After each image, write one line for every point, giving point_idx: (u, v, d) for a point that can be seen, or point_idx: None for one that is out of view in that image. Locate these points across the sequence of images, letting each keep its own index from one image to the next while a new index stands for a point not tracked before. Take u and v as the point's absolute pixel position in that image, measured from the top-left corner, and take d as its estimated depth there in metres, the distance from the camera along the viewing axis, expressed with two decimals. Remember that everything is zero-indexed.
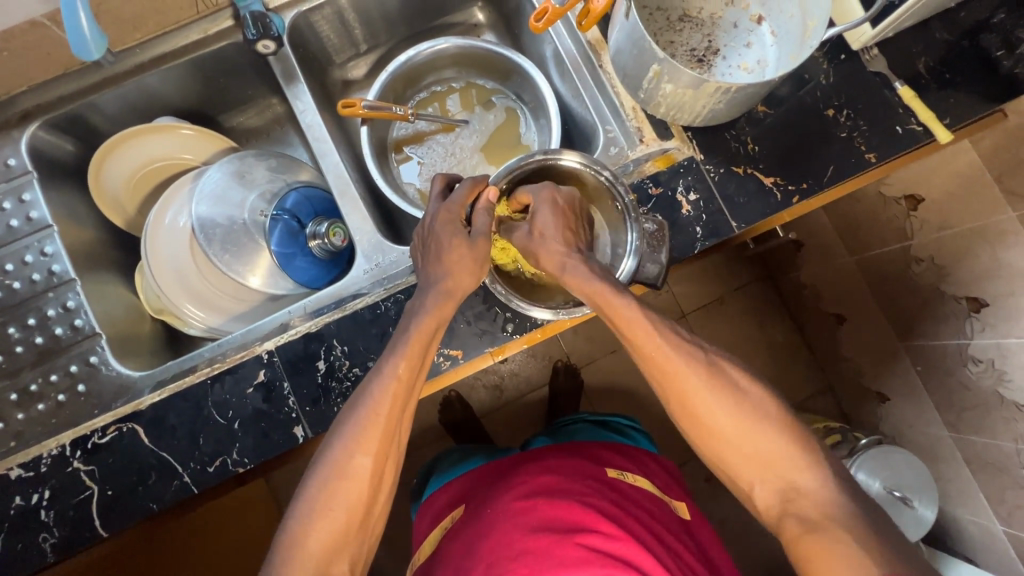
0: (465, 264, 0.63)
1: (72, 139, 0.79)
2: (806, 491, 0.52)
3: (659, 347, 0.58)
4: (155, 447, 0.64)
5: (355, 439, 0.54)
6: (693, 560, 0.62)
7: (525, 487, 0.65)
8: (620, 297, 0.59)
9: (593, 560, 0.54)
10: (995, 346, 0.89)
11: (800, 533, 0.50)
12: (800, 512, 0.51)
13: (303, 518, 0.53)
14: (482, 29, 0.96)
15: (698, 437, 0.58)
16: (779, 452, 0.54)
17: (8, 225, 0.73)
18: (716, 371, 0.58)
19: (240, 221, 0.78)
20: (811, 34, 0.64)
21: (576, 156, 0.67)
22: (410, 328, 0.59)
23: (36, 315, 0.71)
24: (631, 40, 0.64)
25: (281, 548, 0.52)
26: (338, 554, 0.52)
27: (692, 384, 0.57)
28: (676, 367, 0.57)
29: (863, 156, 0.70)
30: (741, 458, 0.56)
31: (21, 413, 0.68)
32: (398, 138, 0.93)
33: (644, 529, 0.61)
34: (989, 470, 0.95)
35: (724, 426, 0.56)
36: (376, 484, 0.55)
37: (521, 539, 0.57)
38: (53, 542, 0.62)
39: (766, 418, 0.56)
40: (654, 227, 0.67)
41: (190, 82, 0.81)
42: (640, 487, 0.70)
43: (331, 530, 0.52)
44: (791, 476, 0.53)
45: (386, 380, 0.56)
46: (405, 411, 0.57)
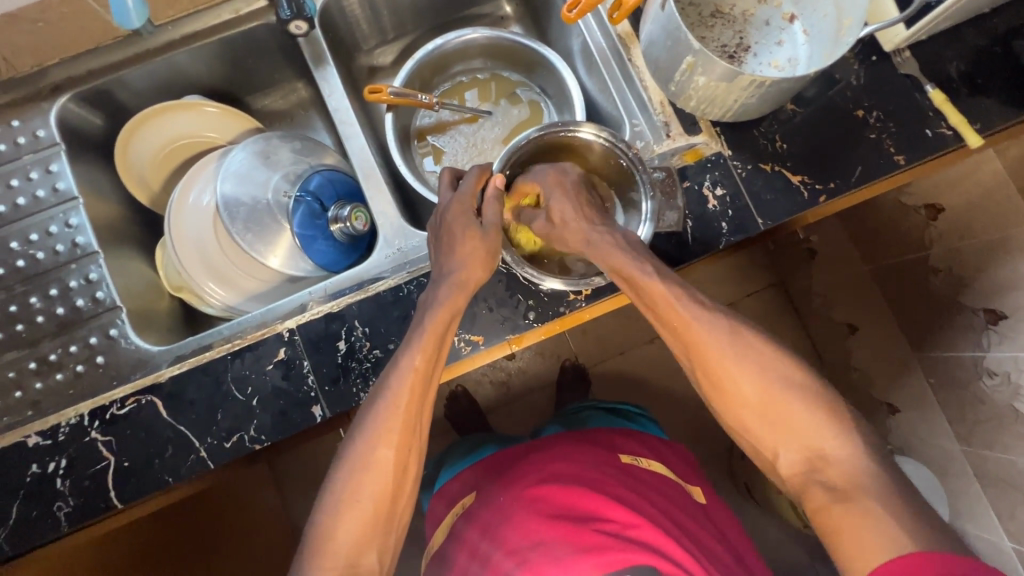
0: (479, 257, 0.62)
1: (100, 113, 0.79)
2: (833, 459, 0.53)
3: (682, 314, 0.58)
4: (173, 420, 0.64)
5: (376, 431, 0.54)
6: (712, 543, 0.61)
7: (537, 474, 0.65)
8: (646, 273, 0.58)
9: (612, 546, 0.53)
10: (1011, 359, 0.88)
11: (827, 503, 0.51)
12: (822, 476, 0.53)
13: (330, 513, 0.53)
14: (509, 21, 0.97)
15: (725, 410, 0.58)
16: (809, 420, 0.54)
17: (34, 196, 0.73)
18: (740, 337, 0.58)
19: (264, 201, 0.78)
20: (846, 32, 0.64)
21: (592, 128, 0.68)
22: (429, 318, 0.59)
23: (58, 286, 0.71)
24: (666, 32, 0.64)
25: (310, 544, 0.52)
26: (364, 548, 0.52)
27: (719, 364, 0.57)
28: (692, 337, 0.58)
29: (891, 158, 0.70)
30: (773, 430, 0.56)
31: (39, 383, 0.68)
32: (422, 126, 0.93)
33: (659, 513, 0.60)
34: (1001, 485, 0.94)
35: (748, 390, 0.56)
36: (399, 479, 0.54)
37: (538, 529, 0.56)
38: (67, 511, 0.62)
39: (792, 386, 0.56)
40: (662, 175, 0.71)
41: (219, 61, 0.82)
42: (655, 472, 0.68)
43: (360, 522, 0.52)
44: (822, 446, 0.53)
45: (404, 371, 0.56)
46: (425, 402, 0.57)
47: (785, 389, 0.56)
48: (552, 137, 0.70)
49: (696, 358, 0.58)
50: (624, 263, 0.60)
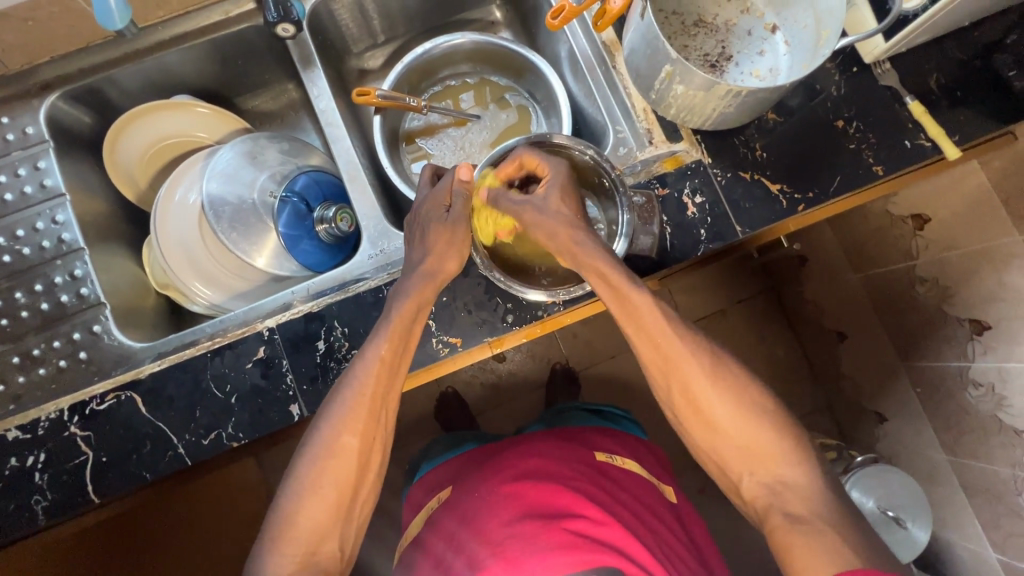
0: (451, 248, 0.64)
1: (90, 112, 0.80)
2: (792, 484, 0.53)
3: (663, 328, 0.57)
4: (152, 416, 0.64)
5: (341, 420, 0.55)
6: (678, 545, 0.62)
7: (510, 472, 0.65)
8: (638, 291, 0.57)
9: (581, 544, 0.53)
10: (996, 369, 0.89)
11: (783, 523, 0.51)
12: (784, 504, 0.52)
13: (293, 500, 0.53)
14: (499, 26, 0.98)
15: (697, 430, 0.58)
16: (774, 447, 0.55)
17: (22, 192, 0.74)
18: (717, 359, 0.58)
19: (249, 201, 0.79)
20: (824, 43, 0.65)
21: (564, 138, 0.67)
22: (396, 308, 0.60)
23: (43, 282, 0.72)
24: (645, 40, 0.64)
25: (272, 529, 0.53)
26: (327, 535, 0.53)
27: (700, 384, 0.57)
28: (675, 351, 0.57)
29: (871, 169, 0.71)
30: (740, 456, 0.56)
31: (22, 377, 0.69)
32: (410, 129, 0.94)
33: (630, 513, 0.60)
34: (984, 495, 0.95)
35: (719, 412, 0.57)
36: (364, 467, 0.55)
37: (507, 525, 0.56)
38: (45, 505, 0.62)
39: (764, 413, 0.57)
40: (643, 201, 0.71)
41: (209, 62, 0.83)
42: (627, 471, 0.69)
43: (321, 509, 0.53)
44: (780, 473, 0.54)
45: (370, 362, 0.57)
46: (389, 393, 0.58)
47: (757, 415, 0.56)
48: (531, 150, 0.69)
49: (674, 371, 0.57)
50: (607, 269, 0.58)
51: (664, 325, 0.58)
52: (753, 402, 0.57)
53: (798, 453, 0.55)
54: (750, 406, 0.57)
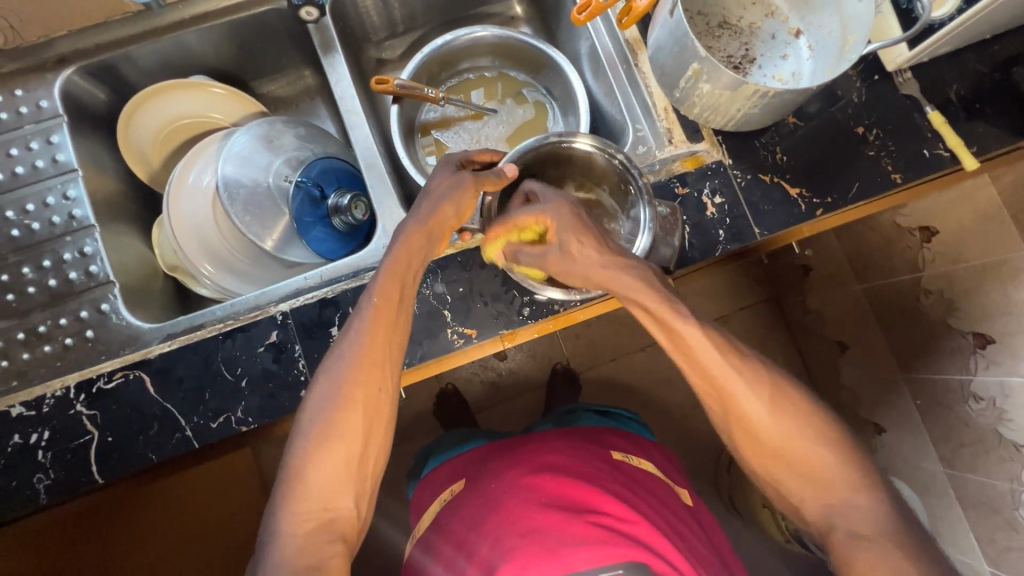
0: (458, 194, 0.62)
1: (105, 88, 0.79)
2: (856, 506, 0.53)
3: (719, 362, 0.56)
4: (160, 397, 0.63)
5: (346, 373, 0.53)
6: (699, 543, 0.61)
7: (533, 464, 0.65)
8: (684, 316, 0.57)
9: (608, 539, 0.52)
10: (998, 383, 0.89)
11: (846, 541, 0.51)
12: (849, 525, 0.52)
13: (302, 454, 0.51)
14: (518, 22, 0.97)
15: (754, 457, 0.57)
16: (835, 470, 0.55)
17: (33, 165, 0.73)
18: (774, 387, 0.57)
19: (264, 185, 0.78)
20: (850, 48, 0.65)
21: (589, 139, 0.68)
22: (391, 257, 0.58)
23: (52, 258, 0.71)
24: (674, 38, 0.64)
25: (282, 485, 0.51)
26: (338, 490, 0.51)
27: (749, 404, 0.56)
28: (728, 376, 0.56)
29: (889, 176, 0.71)
30: (796, 476, 0.56)
31: (26, 354, 0.67)
32: (426, 120, 0.94)
33: (654, 512, 0.60)
34: (981, 509, 0.95)
35: (775, 440, 0.56)
36: (369, 422, 0.53)
37: (535, 514, 0.56)
38: (47, 484, 0.61)
39: (824, 439, 0.56)
40: (667, 211, 0.69)
41: (227, 43, 0.82)
42: (645, 471, 0.69)
43: (330, 464, 0.51)
44: (839, 493, 0.54)
45: (365, 313, 0.55)
46: (393, 344, 0.56)
47: (806, 429, 0.56)
48: (549, 148, 0.70)
49: (726, 403, 0.57)
50: (656, 308, 0.57)
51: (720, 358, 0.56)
52: (805, 414, 0.57)
53: (861, 478, 0.54)
54: (803, 421, 0.56)
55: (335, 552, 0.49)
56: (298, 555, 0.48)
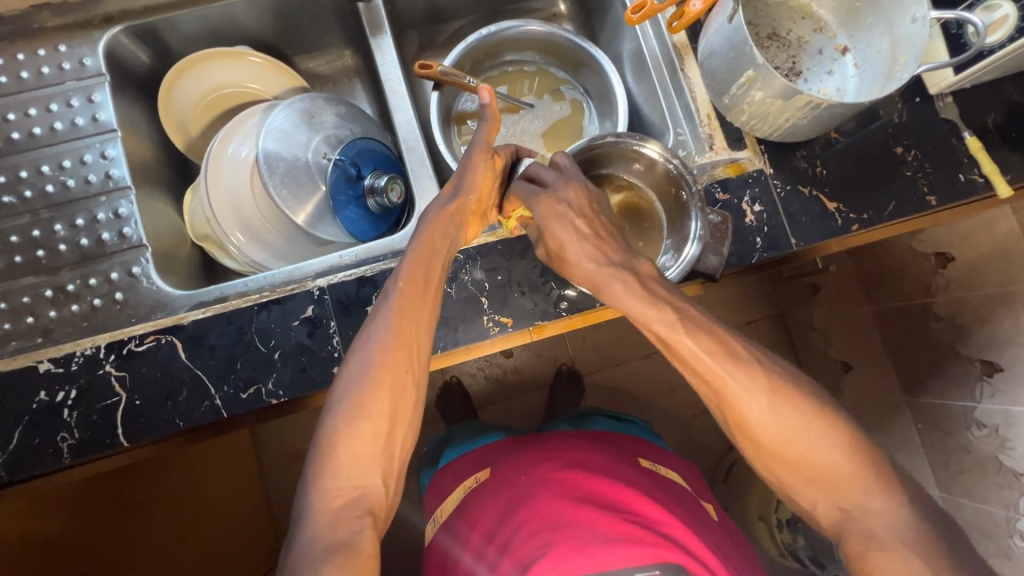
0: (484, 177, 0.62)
1: (148, 50, 0.79)
2: (872, 509, 0.49)
3: (715, 369, 0.52)
4: (191, 363, 0.62)
5: (372, 349, 0.52)
6: (730, 552, 0.61)
7: (562, 461, 0.65)
8: (688, 332, 0.53)
9: (643, 539, 0.52)
10: (1002, 412, 0.90)
11: (863, 547, 0.47)
12: (861, 525, 0.48)
13: (332, 433, 0.49)
14: (561, 19, 0.98)
15: (757, 461, 0.53)
16: (838, 469, 0.50)
17: (72, 122, 0.72)
18: (775, 386, 0.52)
19: (303, 160, 0.78)
20: (900, 68, 0.66)
21: (658, 146, 0.68)
22: (419, 240, 0.58)
23: (85, 217, 0.70)
24: (730, 44, 0.65)
25: (313, 460, 0.49)
26: (368, 467, 0.49)
27: (756, 415, 0.52)
28: (725, 381, 0.52)
29: (923, 198, 0.72)
30: (809, 484, 0.51)
31: (53, 311, 0.66)
32: (463, 110, 0.94)
33: (686, 517, 0.60)
34: (974, 534, 0.96)
35: (776, 444, 0.52)
36: (397, 395, 0.51)
37: (563, 508, 0.56)
38: (70, 443, 0.60)
39: (830, 443, 0.51)
40: (717, 220, 0.68)
41: (274, 16, 0.82)
42: (673, 481, 0.68)
43: (360, 441, 0.49)
44: (853, 494, 0.49)
45: (393, 293, 0.54)
46: (421, 323, 0.54)
47: (818, 435, 0.51)
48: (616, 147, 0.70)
49: (726, 405, 0.53)
50: (672, 336, 0.53)
51: (713, 366, 0.53)
52: (813, 412, 0.52)
53: (873, 476, 0.50)
54: (812, 422, 0.52)
55: (365, 526, 0.47)
56: (330, 530, 0.46)
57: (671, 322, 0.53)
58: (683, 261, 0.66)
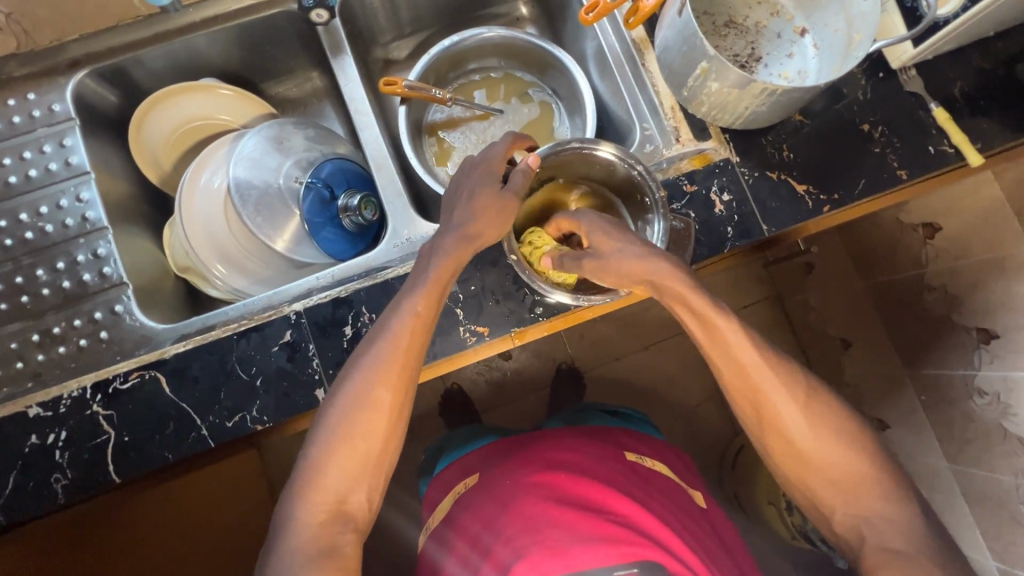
0: (492, 213, 0.61)
1: (116, 91, 0.80)
2: (884, 517, 0.53)
3: (758, 362, 0.56)
4: (175, 396, 0.64)
5: (373, 372, 0.53)
6: (712, 543, 0.61)
7: (544, 462, 0.65)
8: (720, 311, 0.56)
9: (622, 538, 0.53)
10: (1002, 378, 0.89)
11: (881, 552, 0.51)
12: (881, 534, 0.52)
13: (322, 452, 0.51)
14: (524, 22, 0.98)
15: (781, 456, 0.58)
16: (866, 477, 0.55)
17: (46, 168, 0.73)
18: (810, 388, 0.57)
19: (275, 186, 0.79)
20: (856, 47, 0.66)
21: (612, 148, 0.68)
22: (435, 257, 0.59)
23: (66, 260, 0.71)
24: (682, 37, 0.65)
25: (300, 477, 0.51)
26: (354, 485, 0.51)
27: (790, 413, 0.56)
28: (763, 375, 0.56)
29: (894, 173, 0.72)
30: (829, 484, 0.55)
31: (41, 355, 0.68)
32: (433, 121, 0.94)
33: (667, 512, 0.60)
34: (986, 503, 0.95)
35: (803, 439, 0.56)
36: (393, 416, 0.53)
37: (546, 509, 0.56)
38: (65, 483, 0.62)
39: (860, 451, 0.56)
40: (681, 226, 0.70)
41: (237, 46, 0.83)
42: (659, 474, 0.68)
43: (350, 460, 0.51)
44: (869, 500, 0.54)
45: (404, 315, 0.55)
46: (422, 349, 0.56)
47: (853, 448, 0.56)
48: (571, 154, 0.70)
49: (763, 399, 0.57)
50: (691, 297, 0.57)
51: (757, 357, 0.57)
52: (842, 421, 0.57)
53: (893, 488, 0.54)
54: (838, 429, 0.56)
55: (349, 541, 0.49)
56: (312, 544, 0.48)
57: (708, 307, 0.57)
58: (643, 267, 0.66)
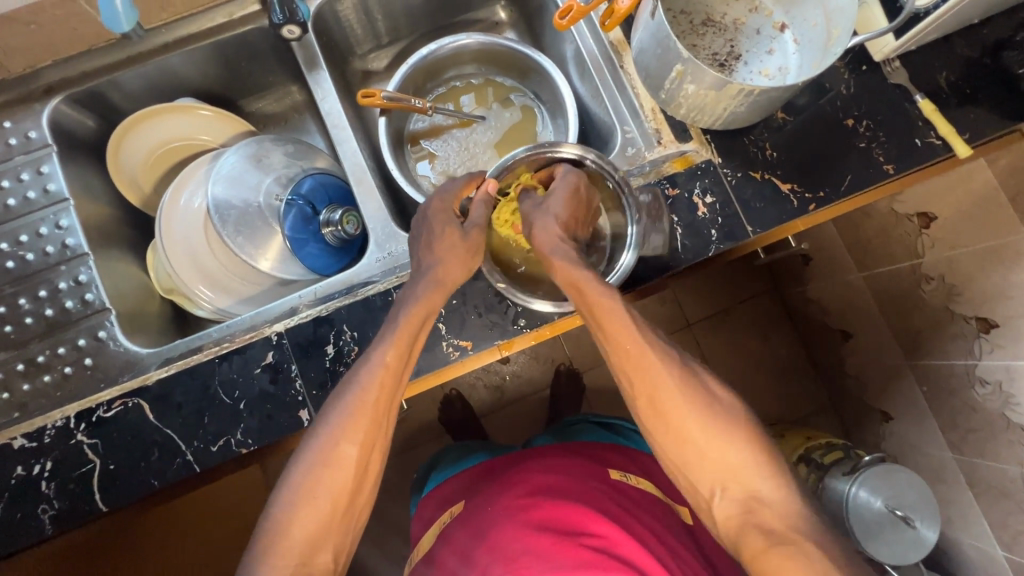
0: (457, 256, 0.63)
1: (93, 115, 0.80)
2: (768, 501, 0.51)
3: (638, 342, 0.57)
4: (160, 423, 0.63)
5: (341, 427, 0.53)
6: (692, 558, 0.61)
7: (526, 485, 0.64)
8: (609, 294, 0.59)
9: (598, 564, 0.53)
10: (1004, 367, 0.87)
11: (763, 545, 0.48)
12: (759, 521, 0.50)
13: (287, 511, 0.50)
14: (503, 27, 0.97)
15: (668, 441, 0.56)
16: (743, 459, 0.53)
17: (25, 197, 0.73)
18: (687, 371, 0.57)
19: (255, 204, 0.78)
20: (834, 42, 0.64)
21: (574, 148, 0.68)
22: (406, 308, 0.60)
23: (47, 288, 0.71)
24: (656, 40, 0.64)
25: (263, 538, 0.49)
26: (319, 545, 0.50)
27: (668, 387, 0.55)
28: (648, 355, 0.56)
29: (881, 167, 0.70)
30: (709, 465, 0.53)
31: (26, 385, 0.68)
32: (416, 130, 0.94)
33: (648, 532, 0.60)
34: (993, 494, 0.93)
35: (688, 417, 0.55)
36: (361, 473, 0.53)
37: (522, 538, 0.56)
38: (52, 514, 0.62)
39: (734, 427, 0.54)
40: (649, 198, 0.71)
41: (213, 64, 0.82)
42: (643, 489, 0.68)
43: (315, 519, 0.50)
44: (749, 480, 0.52)
45: (374, 367, 0.56)
46: (393, 402, 0.56)
47: (727, 428, 0.54)
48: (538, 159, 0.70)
49: (642, 376, 0.56)
50: (581, 280, 0.60)
51: (635, 334, 0.57)
52: (712, 399, 0.56)
53: (769, 467, 0.53)
54: (714, 407, 0.56)
55: None
56: None
57: (603, 290, 0.59)
58: (619, 270, 0.67)
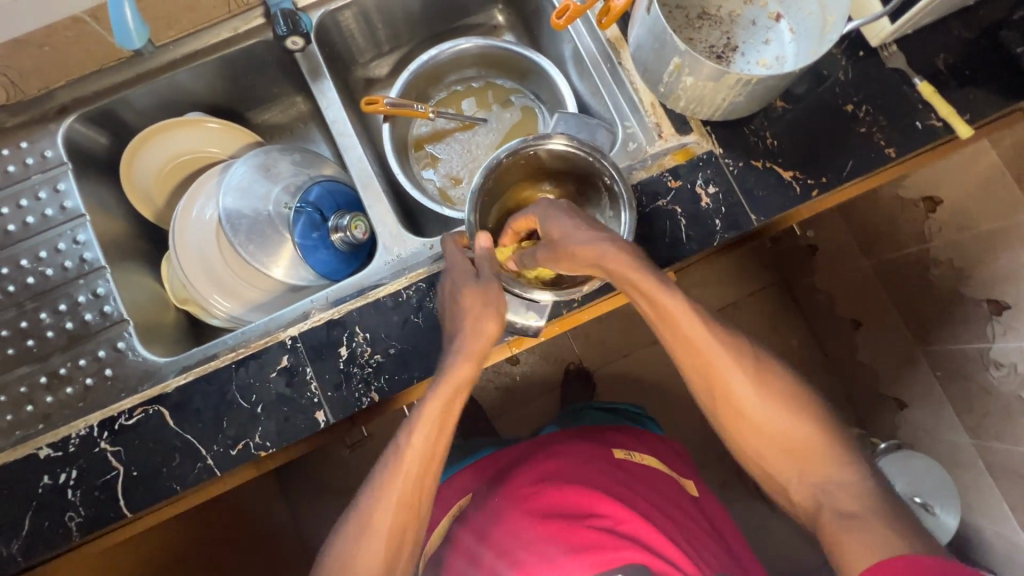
0: (488, 309, 0.61)
1: (106, 132, 0.82)
2: (844, 483, 0.53)
3: (705, 333, 0.56)
4: (180, 429, 0.65)
5: (393, 464, 0.55)
6: (699, 531, 0.63)
7: (535, 474, 0.66)
8: (664, 286, 0.54)
9: (604, 544, 0.55)
10: (1017, 349, 0.86)
11: (833, 522, 0.51)
12: (836, 502, 0.52)
13: (345, 542, 0.54)
14: (501, 30, 0.99)
15: (737, 429, 0.58)
16: (814, 444, 0.55)
17: (43, 214, 0.75)
18: (754, 359, 0.58)
19: (265, 213, 0.79)
20: (832, 28, 0.66)
21: (562, 139, 0.68)
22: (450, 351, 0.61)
23: (67, 302, 0.73)
24: (653, 35, 0.65)
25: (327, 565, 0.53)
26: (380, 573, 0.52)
27: (737, 382, 0.56)
28: (713, 348, 0.56)
29: (882, 151, 0.71)
30: (781, 453, 0.56)
31: (49, 397, 0.69)
32: (419, 135, 0.95)
33: (653, 509, 0.61)
34: (1012, 477, 0.92)
35: (753, 407, 0.56)
36: (411, 507, 0.55)
37: (539, 524, 0.58)
38: (78, 521, 0.63)
39: (806, 416, 0.56)
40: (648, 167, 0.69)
41: (219, 78, 0.84)
42: (648, 466, 0.69)
43: (373, 548, 0.53)
44: (823, 467, 0.54)
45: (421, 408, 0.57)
46: (443, 442, 0.57)
47: (795, 415, 0.56)
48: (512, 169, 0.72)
49: (711, 367, 0.57)
50: (609, 256, 0.54)
51: (701, 325, 0.56)
52: (789, 390, 0.57)
53: (841, 452, 0.55)
54: (787, 395, 0.57)
55: None
56: None
57: (618, 250, 0.54)
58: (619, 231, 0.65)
